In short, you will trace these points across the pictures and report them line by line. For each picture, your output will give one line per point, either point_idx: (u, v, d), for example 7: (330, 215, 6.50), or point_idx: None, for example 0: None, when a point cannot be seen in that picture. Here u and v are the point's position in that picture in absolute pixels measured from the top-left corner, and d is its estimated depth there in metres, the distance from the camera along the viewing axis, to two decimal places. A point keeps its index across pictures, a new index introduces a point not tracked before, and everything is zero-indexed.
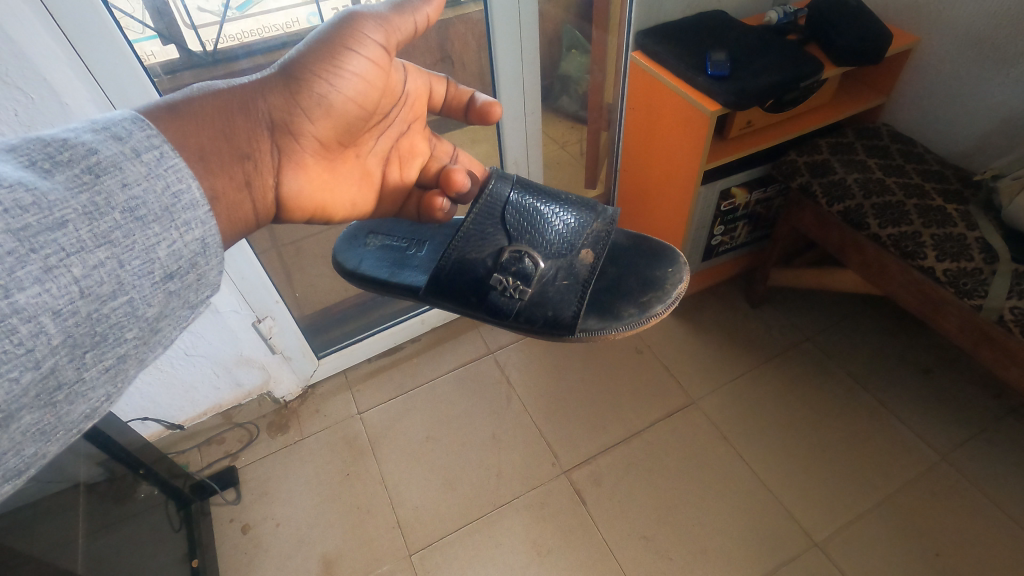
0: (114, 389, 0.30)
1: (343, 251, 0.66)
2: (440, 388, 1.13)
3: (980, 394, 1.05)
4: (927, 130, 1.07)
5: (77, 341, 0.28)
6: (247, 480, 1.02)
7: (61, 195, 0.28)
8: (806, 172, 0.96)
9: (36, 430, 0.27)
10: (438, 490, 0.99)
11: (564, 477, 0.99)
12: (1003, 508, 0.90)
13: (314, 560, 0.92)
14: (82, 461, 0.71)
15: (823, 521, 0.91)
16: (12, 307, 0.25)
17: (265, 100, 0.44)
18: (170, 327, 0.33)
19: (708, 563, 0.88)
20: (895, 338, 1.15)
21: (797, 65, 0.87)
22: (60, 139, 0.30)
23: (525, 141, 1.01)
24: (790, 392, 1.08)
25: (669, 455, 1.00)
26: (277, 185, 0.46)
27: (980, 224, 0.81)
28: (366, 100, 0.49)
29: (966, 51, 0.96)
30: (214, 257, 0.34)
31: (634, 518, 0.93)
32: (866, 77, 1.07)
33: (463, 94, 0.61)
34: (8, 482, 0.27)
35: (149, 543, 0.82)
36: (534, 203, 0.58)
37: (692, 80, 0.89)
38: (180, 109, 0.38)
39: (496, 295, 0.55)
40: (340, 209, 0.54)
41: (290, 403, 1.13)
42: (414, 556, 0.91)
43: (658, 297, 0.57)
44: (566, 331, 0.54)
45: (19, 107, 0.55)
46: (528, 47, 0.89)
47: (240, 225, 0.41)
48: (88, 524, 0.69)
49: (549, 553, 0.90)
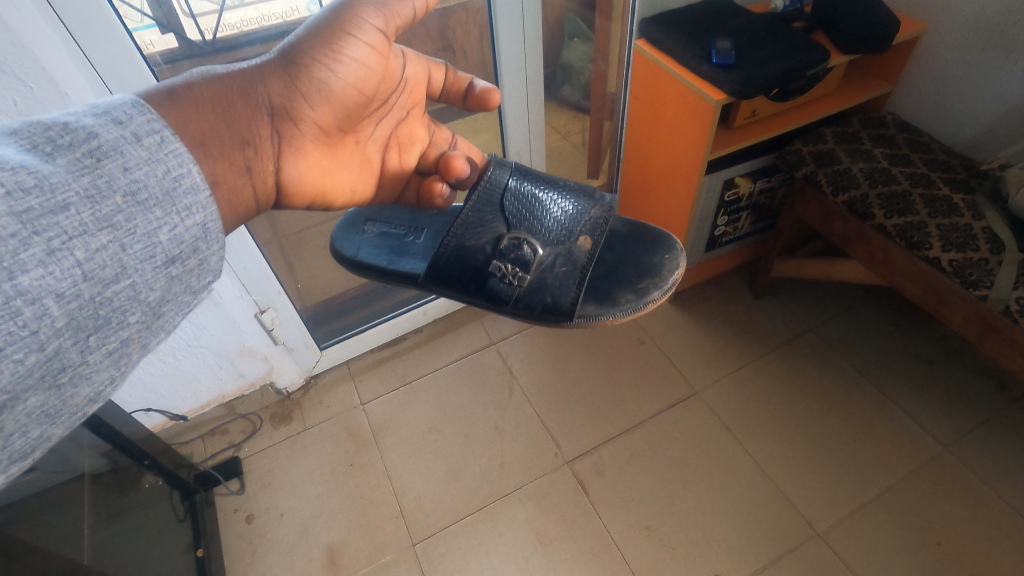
0: (118, 373, 0.30)
1: (341, 238, 0.66)
2: (443, 379, 1.13)
3: (983, 385, 1.05)
4: (933, 119, 1.06)
5: (81, 325, 0.27)
6: (250, 470, 1.03)
7: (63, 177, 0.28)
8: (811, 162, 0.95)
9: (42, 412, 0.27)
10: (441, 480, 0.99)
11: (566, 467, 0.99)
12: (1005, 498, 0.90)
13: (319, 549, 0.93)
14: (85, 452, 0.71)
15: (825, 511, 0.91)
16: (16, 289, 0.25)
17: (265, 85, 0.44)
18: (173, 312, 0.32)
19: (709, 552, 0.88)
20: (899, 329, 1.15)
21: (803, 54, 0.86)
22: (60, 123, 0.30)
23: (527, 131, 1.00)
24: (793, 383, 1.08)
25: (672, 446, 1.00)
26: (278, 171, 0.46)
27: (987, 213, 0.80)
28: (366, 86, 0.49)
29: (974, 38, 0.95)
30: (215, 243, 0.34)
31: (636, 508, 0.93)
32: (873, 65, 1.06)
33: (462, 80, 0.60)
34: (13, 465, 0.26)
35: (154, 533, 0.82)
36: (533, 190, 0.58)
37: (697, 69, 0.88)
38: (180, 94, 0.38)
39: (494, 282, 0.54)
40: (340, 195, 0.54)
41: (293, 394, 1.13)
42: (418, 546, 0.92)
43: (655, 284, 0.57)
44: (565, 318, 0.54)
45: (18, 97, 0.54)
46: (531, 37, 0.88)
47: (240, 211, 0.41)
48: (93, 515, 0.69)
49: (552, 543, 0.91)
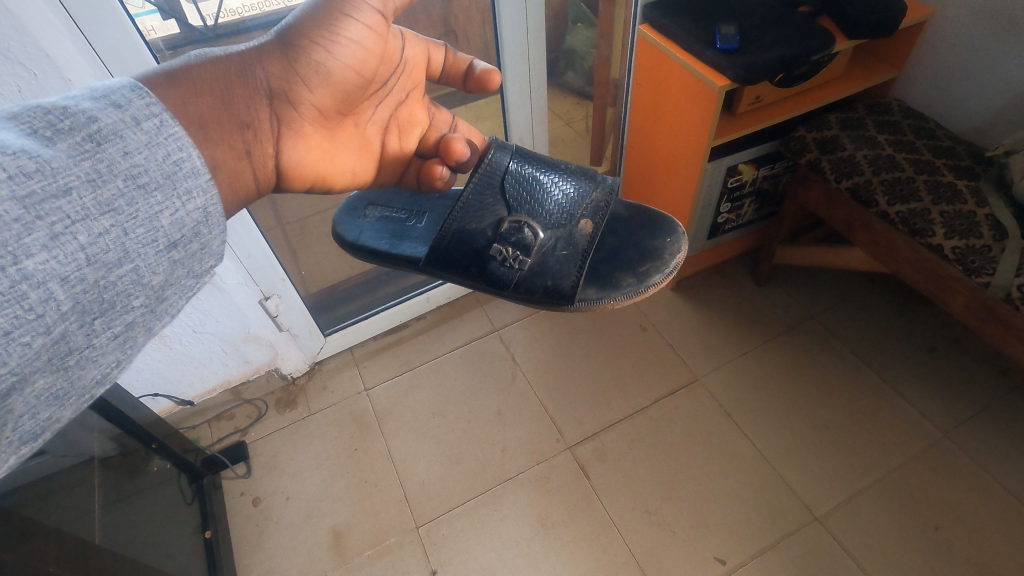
0: (124, 355, 0.31)
1: (343, 222, 0.66)
2: (446, 365, 1.14)
3: (984, 371, 1.05)
4: (940, 105, 1.05)
5: (86, 308, 0.28)
6: (257, 454, 1.04)
7: (64, 162, 0.28)
8: (815, 149, 0.94)
9: (50, 394, 0.27)
10: (444, 464, 1.00)
11: (569, 452, 1.00)
12: (1004, 484, 0.91)
13: (324, 531, 0.94)
14: (94, 435, 0.73)
15: (825, 496, 0.92)
16: (20, 273, 0.25)
17: (263, 68, 0.44)
18: (177, 296, 0.33)
19: (708, 535, 0.90)
20: (901, 316, 1.15)
21: (809, 38, 0.85)
22: (60, 107, 0.30)
23: (530, 117, 1.00)
24: (794, 369, 1.09)
25: (672, 431, 1.01)
26: (277, 154, 0.46)
27: (991, 200, 0.80)
28: (364, 68, 0.49)
29: (981, 23, 0.93)
30: (216, 227, 0.34)
31: (637, 493, 0.95)
32: (878, 50, 1.04)
33: (462, 61, 0.60)
34: (24, 445, 0.27)
35: (164, 514, 0.84)
36: (533, 172, 0.58)
37: (701, 55, 0.87)
38: (179, 77, 0.38)
39: (495, 265, 0.55)
40: (340, 178, 0.54)
41: (298, 379, 1.14)
42: (422, 528, 0.93)
43: (657, 267, 0.57)
44: (565, 302, 0.55)
45: (21, 83, 0.55)
46: (534, 23, 0.87)
47: (241, 194, 0.41)
48: (104, 497, 0.71)
49: (553, 526, 0.92)
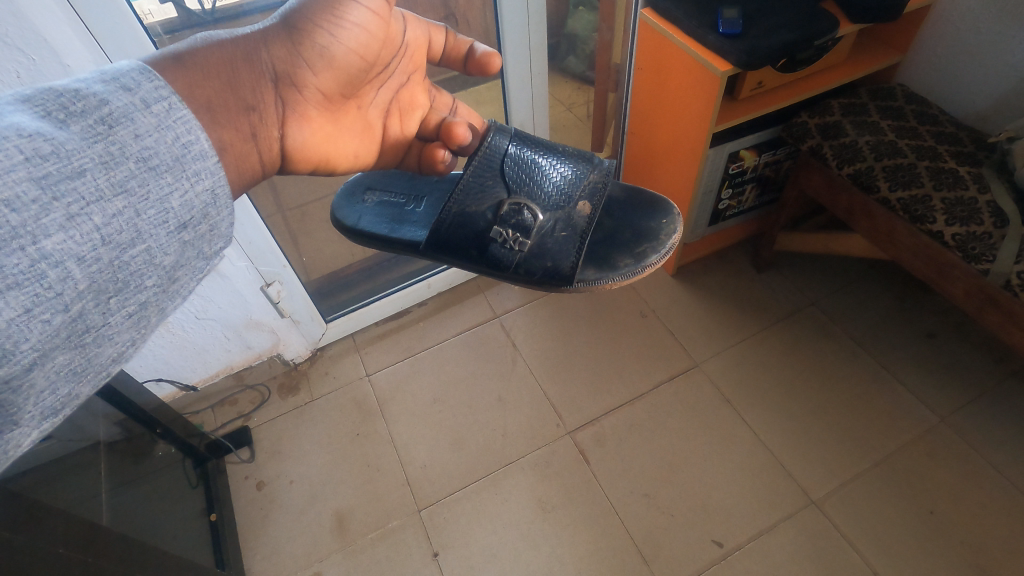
0: (138, 335, 0.31)
1: (342, 207, 0.66)
2: (446, 351, 1.15)
3: (981, 357, 1.06)
4: (943, 90, 1.05)
5: (102, 287, 0.28)
6: (260, 439, 1.06)
7: (78, 144, 0.29)
8: (817, 134, 0.94)
9: (69, 369, 0.28)
10: (447, 449, 1.01)
11: (568, 438, 1.01)
12: (999, 468, 0.92)
13: (327, 514, 0.96)
14: (99, 420, 0.74)
15: (821, 479, 0.94)
16: (40, 253, 0.26)
17: (269, 52, 0.44)
18: (187, 277, 0.33)
19: (705, 518, 0.91)
20: (901, 303, 1.15)
21: (812, 23, 0.84)
22: (71, 90, 0.31)
23: (530, 102, 0.99)
24: (792, 354, 1.10)
25: (671, 416, 1.02)
26: (283, 137, 0.46)
27: (991, 186, 0.80)
28: (367, 51, 0.49)
29: (987, 7, 0.93)
30: (224, 209, 0.35)
31: (636, 476, 0.96)
32: (882, 34, 1.03)
33: (462, 43, 0.60)
34: (46, 420, 0.28)
35: (171, 497, 0.86)
36: (532, 155, 0.58)
37: (703, 39, 0.86)
38: (185, 60, 0.38)
39: (496, 248, 0.55)
40: (343, 161, 0.54)
41: (300, 365, 1.15)
42: (423, 512, 0.95)
43: (653, 247, 0.57)
44: (564, 282, 0.55)
45: (20, 68, 0.55)
46: (535, 7, 0.87)
47: (248, 176, 0.41)
48: (111, 480, 0.71)
49: (553, 509, 0.93)
